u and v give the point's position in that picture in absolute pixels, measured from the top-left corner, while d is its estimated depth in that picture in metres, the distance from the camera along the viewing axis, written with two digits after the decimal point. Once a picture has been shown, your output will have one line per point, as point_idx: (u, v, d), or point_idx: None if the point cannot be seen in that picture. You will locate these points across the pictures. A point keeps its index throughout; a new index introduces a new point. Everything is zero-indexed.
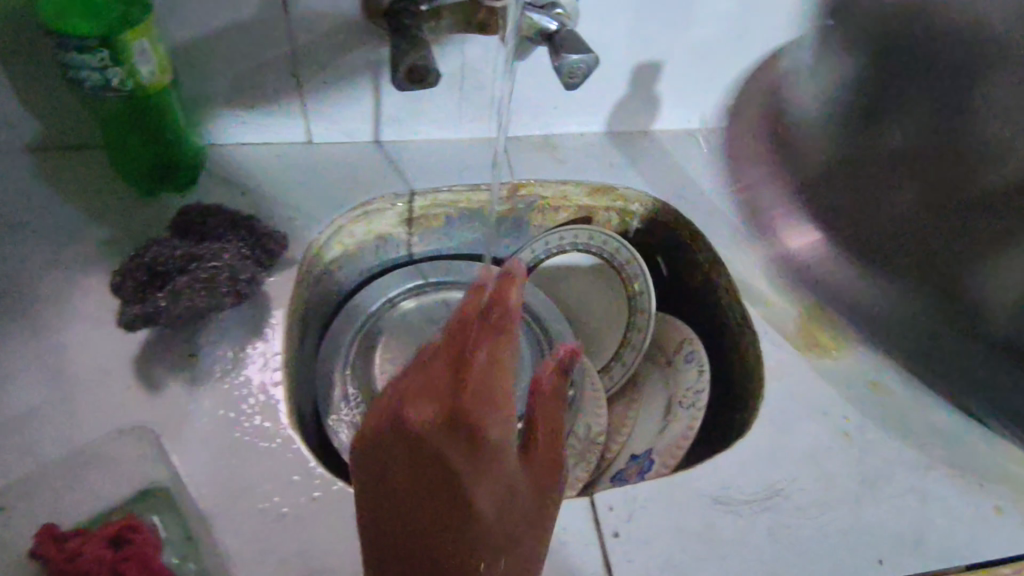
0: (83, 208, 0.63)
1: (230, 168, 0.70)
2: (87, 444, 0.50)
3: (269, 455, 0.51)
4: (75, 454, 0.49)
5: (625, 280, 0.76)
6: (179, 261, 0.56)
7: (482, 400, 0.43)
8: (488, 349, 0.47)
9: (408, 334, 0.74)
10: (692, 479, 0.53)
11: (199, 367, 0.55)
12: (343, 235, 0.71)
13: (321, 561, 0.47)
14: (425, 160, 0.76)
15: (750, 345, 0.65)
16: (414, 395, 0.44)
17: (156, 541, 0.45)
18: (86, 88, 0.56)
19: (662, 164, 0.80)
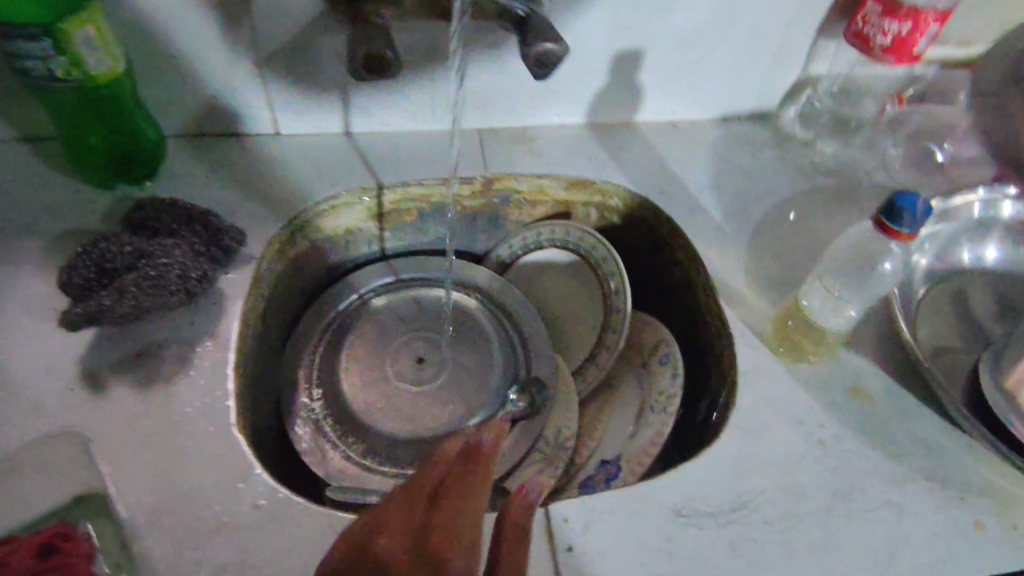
0: (37, 202, 0.62)
1: (192, 161, 0.68)
2: (25, 449, 0.48)
3: (212, 460, 0.50)
4: (11, 458, 0.48)
5: (601, 277, 0.74)
6: (128, 258, 0.54)
7: (450, 534, 0.37)
8: (466, 483, 0.42)
9: (377, 333, 0.72)
10: (654, 490, 0.51)
11: (146, 368, 0.53)
12: (308, 231, 0.69)
13: (260, 572, 0.46)
14: (396, 152, 0.73)
15: (726, 348, 0.62)
16: (388, 532, 0.36)
17: (89, 550, 0.44)
18: (32, 78, 0.52)
19: (643, 158, 0.77)
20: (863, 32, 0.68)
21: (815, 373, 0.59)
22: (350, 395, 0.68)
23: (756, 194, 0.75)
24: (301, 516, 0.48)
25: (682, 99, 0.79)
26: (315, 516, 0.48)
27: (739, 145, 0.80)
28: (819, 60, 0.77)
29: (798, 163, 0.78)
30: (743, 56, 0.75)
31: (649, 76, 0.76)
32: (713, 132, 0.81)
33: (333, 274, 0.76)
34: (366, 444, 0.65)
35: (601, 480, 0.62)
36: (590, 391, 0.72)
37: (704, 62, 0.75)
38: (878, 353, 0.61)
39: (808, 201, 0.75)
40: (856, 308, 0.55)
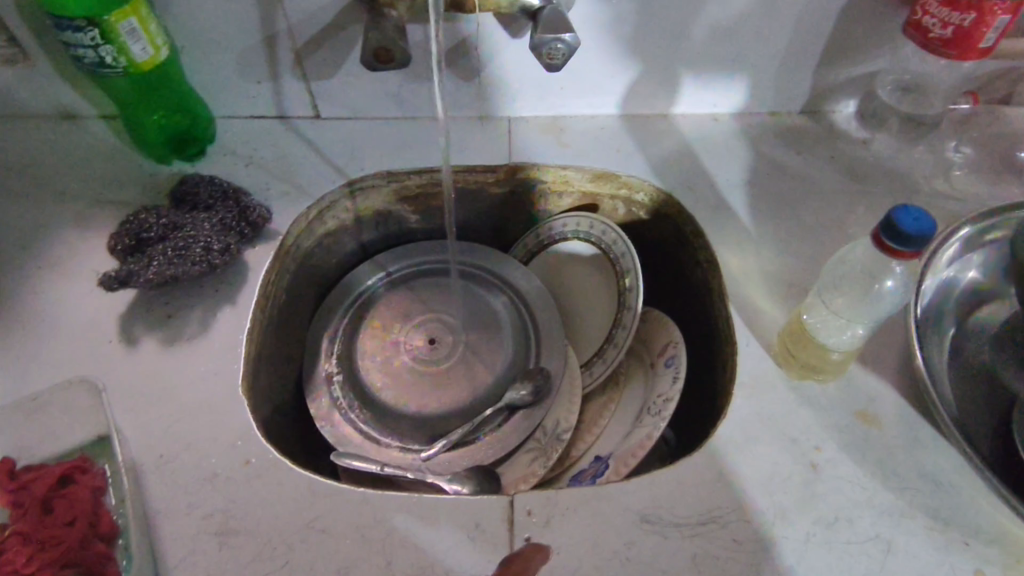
0: (100, 173, 0.69)
1: (239, 141, 0.74)
2: (42, 392, 0.54)
3: (214, 418, 0.54)
4: (29, 399, 0.53)
5: (619, 273, 0.73)
6: (162, 229, 0.60)
7: None
8: None
9: (398, 310, 0.75)
10: (623, 493, 0.50)
11: (171, 330, 0.59)
12: (337, 211, 0.73)
13: (239, 524, 0.49)
14: (426, 138, 0.76)
15: (730, 356, 0.60)
16: None
17: (100, 484, 0.50)
18: (88, 65, 0.60)
19: (676, 154, 0.74)
20: (922, 23, 0.62)
21: (821, 391, 0.55)
22: (365, 367, 0.71)
23: (793, 196, 0.70)
24: (283, 477, 0.52)
25: (723, 91, 0.76)
26: (294, 478, 0.51)
27: (784, 143, 0.75)
28: (879, 53, 0.71)
29: (847, 165, 0.73)
30: (789, 48, 0.71)
31: (686, 68, 0.73)
32: (757, 128, 0.77)
33: (364, 251, 0.79)
34: (374, 416, 0.68)
35: (589, 475, 0.61)
36: (598, 385, 0.71)
37: (747, 53, 0.72)
38: (896, 376, 0.56)
39: (851, 206, 0.69)
40: (862, 327, 0.53)
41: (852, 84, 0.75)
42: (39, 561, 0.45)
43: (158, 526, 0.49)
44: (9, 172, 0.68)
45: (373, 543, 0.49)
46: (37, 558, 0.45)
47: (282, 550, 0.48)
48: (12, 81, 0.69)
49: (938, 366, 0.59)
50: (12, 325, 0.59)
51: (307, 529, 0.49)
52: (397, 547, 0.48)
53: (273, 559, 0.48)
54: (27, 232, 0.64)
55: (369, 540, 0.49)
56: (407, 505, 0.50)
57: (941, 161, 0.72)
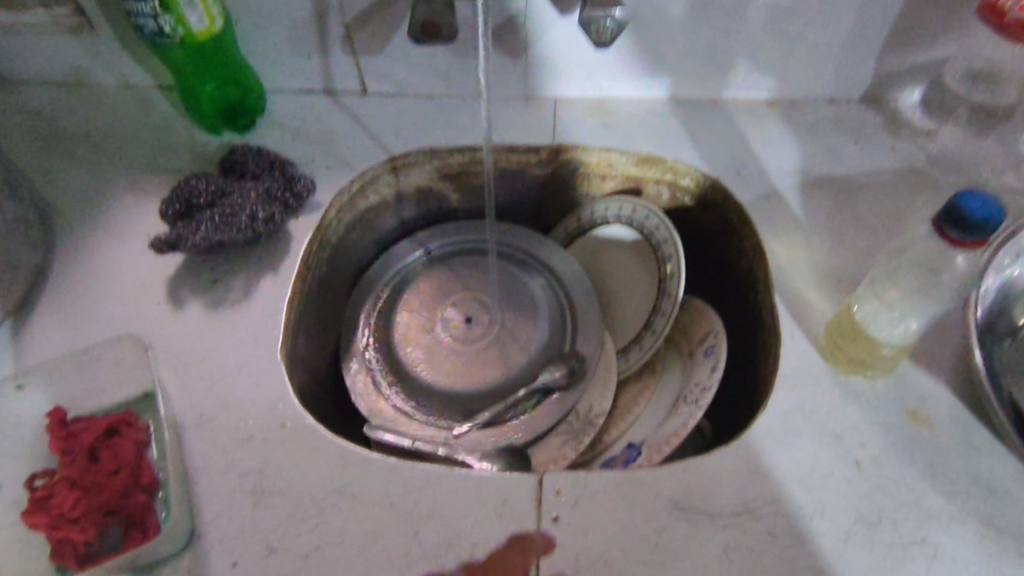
0: (155, 140, 0.71)
1: (288, 115, 0.75)
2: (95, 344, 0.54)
3: (253, 382, 0.56)
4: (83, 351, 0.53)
5: (660, 258, 0.71)
6: (210, 195, 0.62)
7: None
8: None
9: (435, 288, 0.75)
10: (654, 478, 0.49)
11: (216, 294, 0.60)
12: (380, 186, 0.74)
13: (273, 484, 0.50)
14: (470, 117, 0.75)
15: (773, 346, 0.58)
16: None
17: (143, 438, 0.51)
18: (148, 35, 0.62)
19: (725, 139, 0.72)
20: (998, 5, 0.58)
21: (869, 388, 0.53)
22: (401, 341, 0.71)
23: (850, 186, 0.67)
24: (317, 443, 0.52)
25: (779, 75, 0.73)
26: (328, 444, 0.52)
27: (841, 131, 0.72)
28: (949, 39, 0.67)
29: (908, 156, 0.70)
30: (851, 30, 0.68)
31: (740, 52, 0.71)
32: (813, 114, 0.74)
33: (404, 228, 0.80)
34: (407, 390, 0.69)
35: (621, 462, 0.60)
36: (635, 372, 0.70)
37: (805, 36, 0.69)
38: (951, 377, 0.54)
39: (910, 198, 0.66)
40: (918, 321, 0.51)
41: (918, 71, 0.71)
42: (86, 506, 0.46)
43: (196, 482, 0.51)
44: (71, 137, 0.71)
45: (401, 512, 0.49)
46: (84, 503, 0.46)
47: (313, 513, 0.49)
48: (77, 49, 0.71)
49: (999, 368, 0.55)
50: (68, 280, 0.61)
51: (337, 494, 0.50)
52: (424, 517, 0.49)
53: (306, 521, 0.49)
54: (85, 194, 0.67)
55: (398, 508, 0.49)
56: (434, 476, 0.50)
57: (1013, 154, 0.69)
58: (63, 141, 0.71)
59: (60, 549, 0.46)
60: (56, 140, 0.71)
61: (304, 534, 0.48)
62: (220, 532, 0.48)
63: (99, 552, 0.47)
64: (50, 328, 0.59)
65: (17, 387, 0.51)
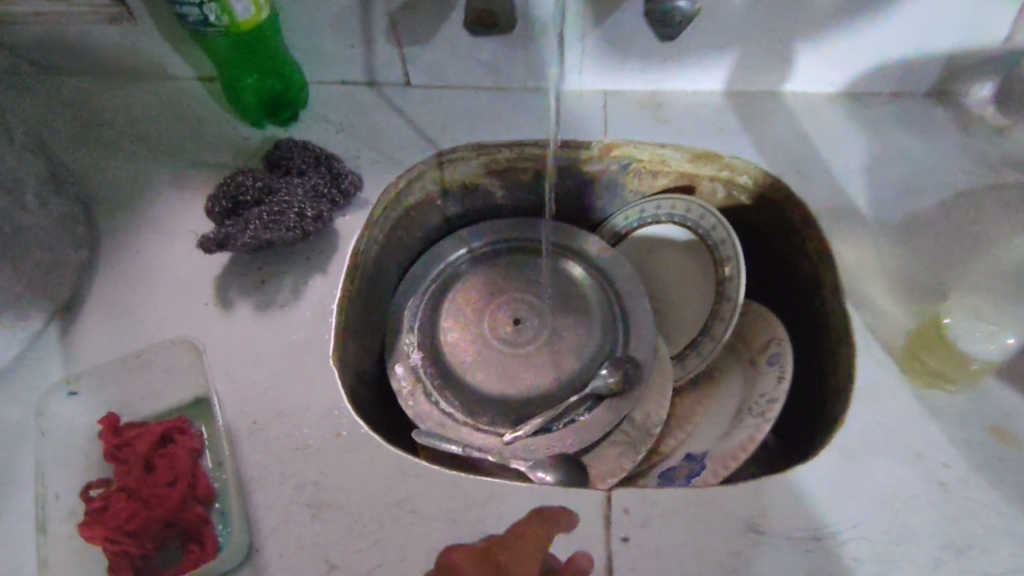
0: (196, 134, 0.69)
1: (330, 107, 0.72)
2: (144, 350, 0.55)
3: (305, 388, 0.54)
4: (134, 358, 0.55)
5: (717, 261, 0.68)
6: (258, 193, 0.60)
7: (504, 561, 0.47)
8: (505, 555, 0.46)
9: (480, 289, 0.73)
10: (728, 498, 0.47)
11: (264, 295, 0.59)
12: (425, 182, 0.71)
13: (330, 496, 0.49)
14: (517, 110, 0.73)
15: (845, 357, 0.55)
16: None
17: (197, 446, 0.50)
18: (191, 23, 0.60)
19: (786, 135, 0.69)
20: None
21: (950, 404, 0.50)
22: (447, 343, 0.69)
23: (918, 185, 0.64)
24: (373, 453, 0.51)
25: (842, 67, 0.70)
26: (384, 455, 0.51)
27: (907, 127, 0.69)
28: None
29: (979, 155, 0.66)
30: (924, 20, 0.64)
31: (802, 43, 0.68)
32: (877, 109, 0.71)
33: (447, 225, 0.78)
34: (456, 395, 0.67)
35: (682, 475, 0.59)
36: (691, 379, 0.67)
37: (875, 26, 0.65)
38: None
39: (984, 200, 0.63)
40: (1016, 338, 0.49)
41: (991, 64, 0.67)
42: (144, 519, 0.45)
43: (251, 493, 0.49)
44: (111, 131, 0.69)
45: (464, 528, 0.47)
46: (142, 515, 0.45)
47: (373, 528, 0.47)
48: (116, 39, 0.68)
49: None
50: (112, 280, 0.60)
51: (397, 509, 0.48)
52: (488, 535, 0.47)
53: (366, 536, 0.47)
54: (128, 191, 0.65)
55: (460, 524, 0.47)
56: (498, 492, 0.49)
57: None
58: (103, 135, 0.69)
59: (117, 564, 0.45)
60: (97, 134, 0.69)
61: (365, 550, 0.47)
62: (278, 546, 0.47)
63: (155, 566, 0.46)
64: (95, 330, 0.57)
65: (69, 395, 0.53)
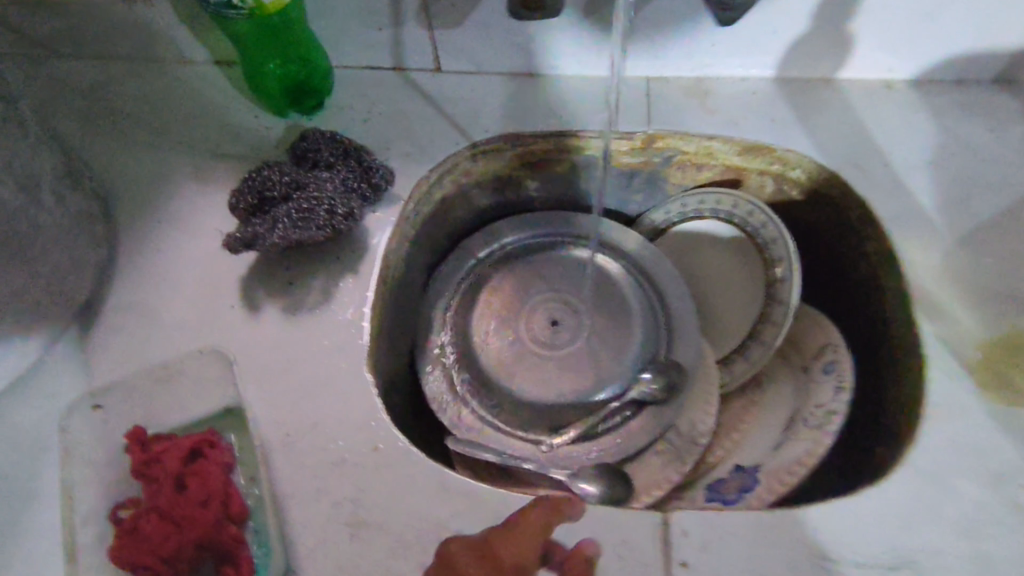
0: (215, 123, 0.65)
1: (355, 94, 0.68)
2: (171, 359, 0.52)
3: (339, 397, 0.51)
4: (162, 368, 0.52)
5: (766, 261, 0.65)
6: (286, 187, 0.55)
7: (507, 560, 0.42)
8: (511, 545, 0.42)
9: (514, 287, 0.69)
10: (796, 523, 0.44)
11: (293, 298, 0.55)
12: (457, 175, 0.68)
13: (369, 515, 0.46)
14: (553, 99, 0.68)
15: (912, 366, 0.52)
16: None
17: (228, 461, 0.47)
18: (212, 6, 0.56)
19: (842, 126, 0.65)
20: None
21: None
22: (480, 346, 0.66)
23: (985, 182, 0.60)
24: (413, 470, 0.48)
25: (903, 53, 0.65)
26: (425, 471, 0.48)
27: (971, 117, 0.65)
28: None
29: None
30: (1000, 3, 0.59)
31: (863, 26, 0.63)
32: (938, 97, 0.66)
33: (478, 219, 0.74)
34: (491, 400, 0.64)
35: (732, 489, 0.56)
36: (738, 384, 0.64)
37: (948, 8, 0.60)
38: None
39: None
40: None
41: None
42: (177, 542, 0.43)
43: (287, 511, 0.47)
44: (126, 119, 0.65)
45: None
46: (175, 538, 0.43)
47: (417, 550, 0.45)
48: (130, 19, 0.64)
49: None
50: (132, 280, 0.56)
51: (441, 530, 0.46)
52: None
53: (409, 559, 0.45)
54: (146, 184, 0.61)
55: None
56: None
57: None
58: (118, 123, 0.65)
59: None
60: (111, 123, 0.65)
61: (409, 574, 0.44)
62: (317, 568, 0.45)
63: None
64: (115, 334, 0.54)
65: (93, 407, 0.51)
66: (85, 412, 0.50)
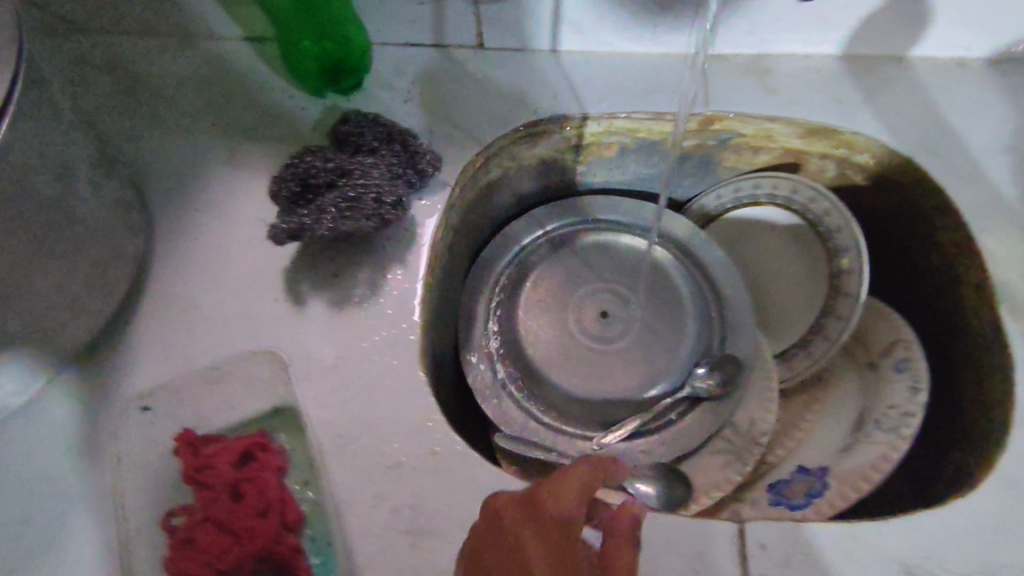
0: (250, 104, 0.62)
1: (395, 73, 0.64)
2: (221, 359, 0.50)
3: (394, 397, 0.49)
4: (212, 369, 0.50)
5: (829, 252, 0.62)
6: (330, 175, 0.52)
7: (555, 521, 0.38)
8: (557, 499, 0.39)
9: (561, 275, 0.66)
10: (879, 536, 0.43)
11: (340, 291, 0.53)
12: (503, 159, 0.65)
13: (431, 522, 0.45)
14: (604, 78, 0.65)
15: (1002, 371, 0.50)
16: None
17: (281, 464, 0.46)
18: None
19: (915, 108, 0.61)
20: None
21: None
22: (528, 338, 0.63)
23: None
24: (475, 474, 0.46)
25: (983, 29, 0.61)
26: (487, 476, 0.46)
27: None
28: None
29: None
30: None
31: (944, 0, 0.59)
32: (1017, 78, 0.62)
33: (520, 204, 0.71)
34: (540, 395, 0.62)
35: (797, 492, 0.54)
36: (798, 380, 0.62)
37: None
38: None
39: None
40: None
41: None
42: (239, 555, 0.42)
43: (346, 516, 0.45)
44: (156, 99, 0.62)
45: None
46: (236, 551, 0.42)
47: None
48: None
49: None
50: (172, 272, 0.54)
51: None
52: None
53: None
54: (182, 169, 0.58)
55: None
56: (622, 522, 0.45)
57: None
58: (148, 104, 0.62)
59: None
60: (141, 103, 0.62)
61: None
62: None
63: None
64: (158, 329, 0.52)
65: (142, 410, 0.49)
66: (134, 417, 0.48)
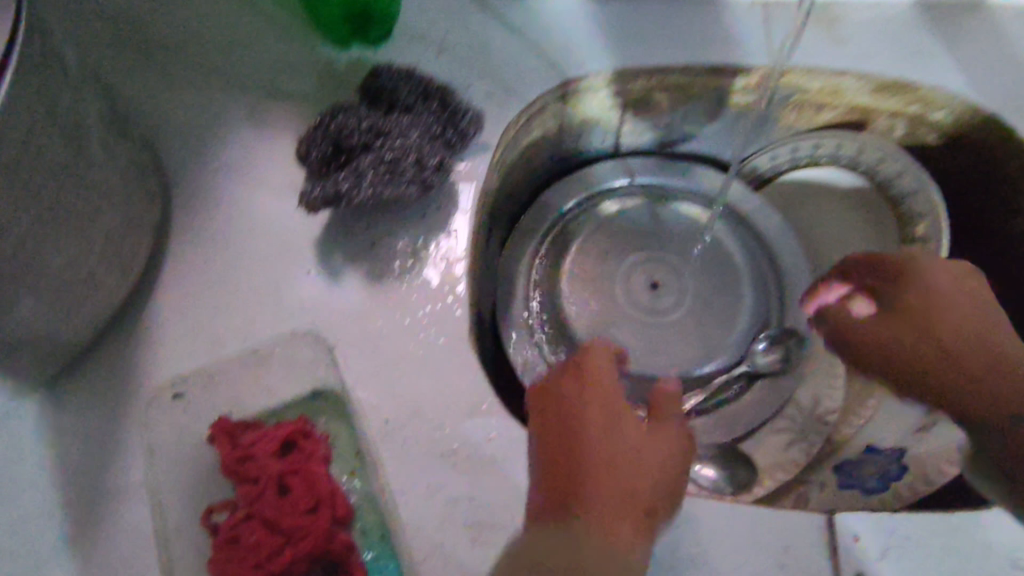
0: (270, 57, 0.56)
1: (424, 20, 0.58)
2: (257, 341, 0.46)
3: (442, 379, 0.45)
4: (249, 352, 0.46)
5: (902, 216, 0.60)
6: (365, 135, 0.47)
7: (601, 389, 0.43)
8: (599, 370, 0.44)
9: (606, 244, 0.61)
10: (973, 527, 0.41)
11: (378, 263, 0.48)
12: (545, 117, 0.59)
13: (489, 514, 0.41)
14: (656, 26, 0.58)
15: None
16: None
17: (326, 455, 0.43)
18: None
19: (999, 63, 0.56)
20: None
21: None
22: (573, 311, 0.59)
23: None
24: None
25: None
26: None
27: None
28: None
29: None
30: None
31: None
32: None
33: (560, 167, 0.66)
34: None
35: (870, 472, 0.54)
36: None
37: None
38: None
39: None
40: None
41: None
42: (289, 558, 0.39)
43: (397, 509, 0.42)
44: (165, 50, 0.56)
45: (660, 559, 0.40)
46: (286, 553, 0.39)
47: None
48: None
49: None
50: (195, 244, 0.49)
51: None
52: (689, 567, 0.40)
53: None
54: (199, 130, 0.53)
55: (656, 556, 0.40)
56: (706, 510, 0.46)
57: None
58: (157, 56, 0.56)
59: None
60: (149, 55, 0.56)
61: None
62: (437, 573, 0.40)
63: None
64: (181, 306, 0.47)
65: (174, 396, 0.45)
66: (166, 403, 0.45)
